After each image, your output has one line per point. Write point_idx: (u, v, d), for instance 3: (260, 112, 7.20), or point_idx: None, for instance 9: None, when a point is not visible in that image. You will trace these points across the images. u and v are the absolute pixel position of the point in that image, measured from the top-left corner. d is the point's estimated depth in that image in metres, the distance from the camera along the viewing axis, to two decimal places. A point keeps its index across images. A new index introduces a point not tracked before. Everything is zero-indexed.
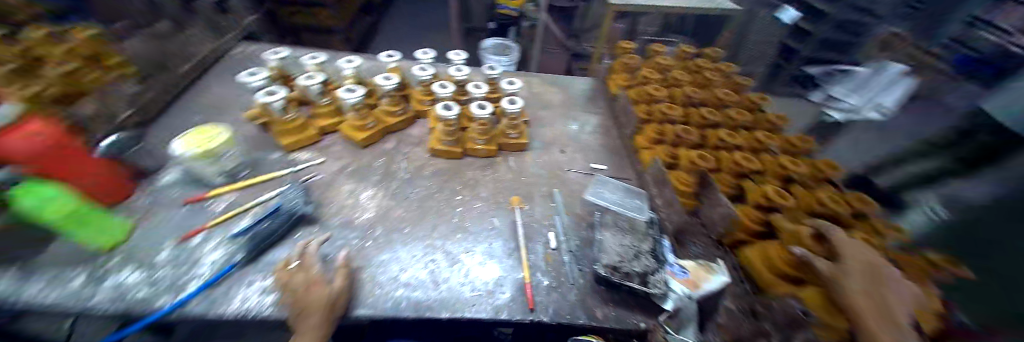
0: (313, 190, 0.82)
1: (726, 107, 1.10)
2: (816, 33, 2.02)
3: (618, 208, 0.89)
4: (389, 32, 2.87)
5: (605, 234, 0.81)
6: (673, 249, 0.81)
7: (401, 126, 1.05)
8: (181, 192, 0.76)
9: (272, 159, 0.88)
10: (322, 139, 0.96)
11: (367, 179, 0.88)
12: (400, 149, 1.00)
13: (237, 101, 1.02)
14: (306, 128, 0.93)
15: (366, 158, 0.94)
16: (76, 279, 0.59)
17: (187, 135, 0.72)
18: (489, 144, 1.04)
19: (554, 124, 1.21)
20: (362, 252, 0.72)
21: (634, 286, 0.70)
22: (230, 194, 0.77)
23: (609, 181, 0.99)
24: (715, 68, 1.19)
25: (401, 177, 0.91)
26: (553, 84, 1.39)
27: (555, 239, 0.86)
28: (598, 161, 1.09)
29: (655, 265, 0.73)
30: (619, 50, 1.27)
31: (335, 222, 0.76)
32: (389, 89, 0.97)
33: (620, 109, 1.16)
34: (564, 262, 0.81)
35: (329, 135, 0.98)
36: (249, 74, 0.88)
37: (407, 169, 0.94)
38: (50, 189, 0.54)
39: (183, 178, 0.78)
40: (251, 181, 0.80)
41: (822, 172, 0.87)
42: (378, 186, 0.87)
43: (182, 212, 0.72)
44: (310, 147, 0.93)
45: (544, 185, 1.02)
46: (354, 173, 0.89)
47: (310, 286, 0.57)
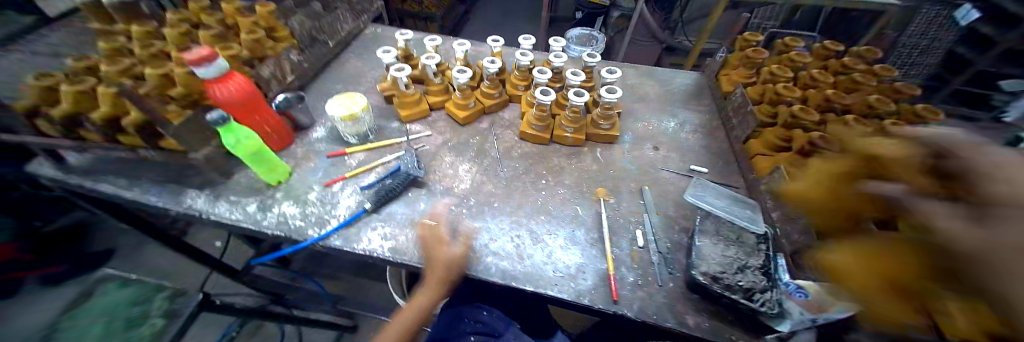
0: (421, 157, 0.90)
1: (877, 118, 0.90)
2: (1001, 42, 1.50)
3: (724, 215, 0.81)
4: (479, 20, 3.01)
5: (703, 241, 0.74)
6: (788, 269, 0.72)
7: (495, 108, 1.09)
8: (326, 146, 0.90)
9: (391, 127, 0.99)
10: (431, 115, 1.05)
11: (463, 155, 0.94)
12: (493, 130, 1.03)
13: (364, 76, 1.18)
14: (417, 104, 1.01)
15: (463, 135, 1.00)
16: (252, 204, 0.75)
17: (340, 98, 0.85)
18: (578, 133, 1.01)
19: (648, 118, 1.14)
20: (460, 218, 0.77)
21: (737, 300, 0.64)
22: (360, 154, 0.89)
23: (712, 185, 0.92)
24: (867, 71, 0.99)
25: (492, 156, 0.95)
26: (651, 78, 1.29)
27: (643, 237, 0.82)
28: (698, 164, 1.00)
29: (765, 282, 0.66)
30: (741, 43, 1.12)
31: (438, 188, 0.83)
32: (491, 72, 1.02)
33: (732, 108, 1.03)
34: (652, 262, 0.77)
35: (436, 111, 1.07)
36: (385, 52, 1.00)
37: (498, 149, 0.98)
38: (242, 129, 0.68)
39: (328, 137, 0.93)
40: (376, 144, 0.91)
41: None
42: (473, 162, 0.92)
43: (327, 162, 0.86)
44: (419, 121, 1.02)
45: (634, 180, 0.96)
46: (453, 147, 0.95)
47: (435, 245, 0.66)
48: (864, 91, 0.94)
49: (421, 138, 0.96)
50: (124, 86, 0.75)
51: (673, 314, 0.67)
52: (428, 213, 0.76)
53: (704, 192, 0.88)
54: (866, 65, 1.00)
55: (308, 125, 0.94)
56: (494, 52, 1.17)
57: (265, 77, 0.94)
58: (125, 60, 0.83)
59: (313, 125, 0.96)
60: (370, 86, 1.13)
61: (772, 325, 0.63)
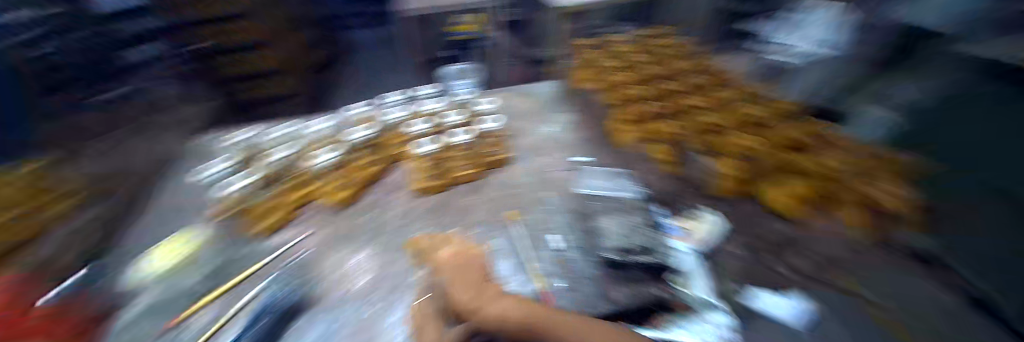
0: (299, 267, 0.81)
1: (688, 76, 1.18)
2: None
3: (609, 193, 0.99)
4: (359, 83, 3.11)
5: (606, 222, 0.89)
6: (666, 215, 0.89)
7: (379, 174, 1.10)
8: (148, 325, 0.67)
9: (248, 247, 0.86)
10: (300, 212, 0.97)
11: (355, 242, 0.89)
12: (385, 200, 1.03)
13: (192, 201, 1.03)
14: (272, 212, 0.94)
15: (344, 223, 0.95)
16: None
17: (156, 257, 0.81)
18: (476, 167, 1.11)
19: (532, 131, 1.31)
20: (362, 325, 0.68)
21: (646, 258, 0.77)
22: (207, 309, 0.70)
23: (599, 170, 1.09)
24: (669, 45, 1.33)
25: (389, 230, 0.93)
26: (524, 96, 1.52)
27: (560, 241, 0.90)
28: (580, 154, 1.18)
29: (654, 236, 0.82)
30: (579, 48, 1.45)
31: (333, 298, 0.74)
32: (360, 141, 1.18)
33: (592, 103, 1.32)
34: (575, 260, 0.85)
35: (306, 206, 1.00)
36: (214, 165, 1.10)
37: (397, 217, 0.97)
38: None
39: (149, 311, 0.70)
40: (247, 272, 0.78)
41: (782, 110, 0.96)
42: (371, 245, 0.88)
43: None
44: (285, 226, 0.93)
45: (537, 190, 1.07)
46: (339, 239, 0.90)
47: (426, 330, 0.61)
48: (671, 60, 1.25)
49: (295, 235, 0.91)
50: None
51: (602, 308, 0.71)
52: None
53: (591, 180, 1.05)
54: (666, 41, 1.35)
55: (120, 290, 0.74)
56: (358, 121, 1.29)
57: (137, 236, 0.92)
58: None
59: (118, 307, 0.71)
60: (214, 195, 1.02)
61: (667, 268, 0.76)
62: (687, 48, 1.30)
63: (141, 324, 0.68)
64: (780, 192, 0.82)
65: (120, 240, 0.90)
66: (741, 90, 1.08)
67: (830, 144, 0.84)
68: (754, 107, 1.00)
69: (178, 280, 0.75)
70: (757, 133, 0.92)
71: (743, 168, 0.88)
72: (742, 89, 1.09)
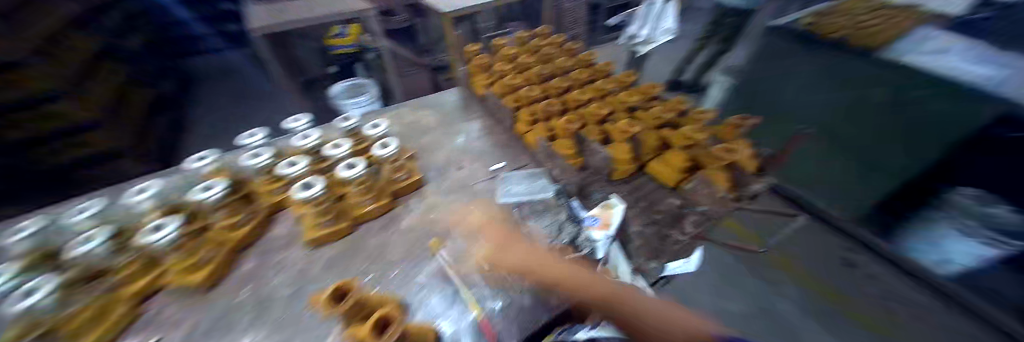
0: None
1: (569, 71, 1.35)
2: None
3: (528, 198, 0.98)
4: (238, 117, 3.07)
5: (531, 225, 0.90)
6: (583, 207, 0.99)
7: (260, 231, 0.98)
8: None
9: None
10: (146, 311, 0.80)
11: (234, 328, 0.73)
12: (268, 265, 0.88)
13: None
14: (107, 315, 0.74)
15: (216, 305, 0.79)
16: None
17: None
18: (379, 199, 0.95)
19: (441, 145, 1.25)
20: None
21: (576, 253, 0.81)
22: None
23: (516, 174, 1.09)
24: (550, 43, 1.49)
25: (284, 295, 0.79)
26: (425, 108, 1.46)
27: (488, 258, 0.84)
28: (495, 162, 1.17)
29: (576, 228, 0.88)
30: (470, 53, 1.52)
31: None
32: (210, 200, 0.93)
33: (495, 107, 1.34)
34: (506, 274, 0.80)
35: (156, 297, 0.82)
36: None
37: (288, 282, 0.82)
38: None
39: None
40: None
41: (647, 91, 1.14)
42: (258, 326, 0.72)
43: None
44: (129, 332, 0.75)
45: (455, 209, 1.00)
46: (208, 330, 0.74)
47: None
48: (553, 57, 1.41)
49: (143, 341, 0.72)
50: None
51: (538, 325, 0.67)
52: None
53: (510, 187, 1.02)
54: (547, 40, 1.51)
55: None
56: (207, 173, 1.07)
57: None
58: None
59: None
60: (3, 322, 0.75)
61: (596, 257, 0.83)
62: (566, 44, 1.47)
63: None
64: (657, 163, 0.95)
65: None
66: (613, 78, 1.26)
67: (687, 122, 1.01)
68: (626, 92, 1.17)
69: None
70: (636, 116, 1.06)
71: (629, 147, 0.97)
72: (615, 77, 1.27)
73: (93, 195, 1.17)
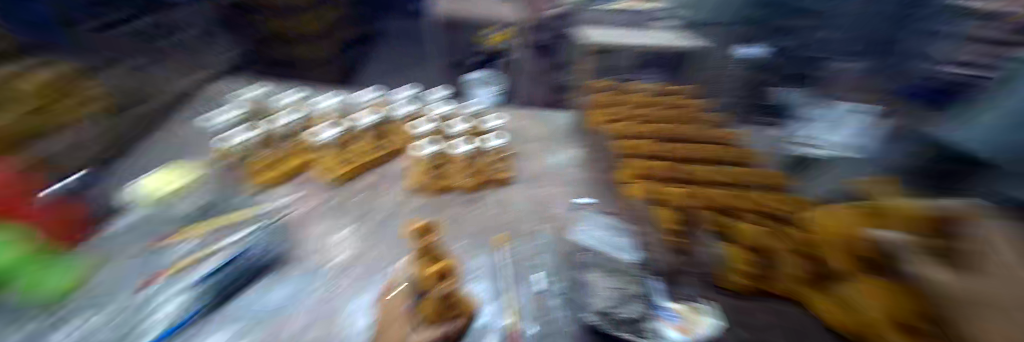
0: (282, 230, 0.82)
1: None
2: None
3: (604, 248, 0.89)
4: None
5: (595, 277, 0.81)
6: (665, 293, 0.77)
7: (381, 163, 1.07)
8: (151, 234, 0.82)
9: (238, 197, 0.93)
10: (294, 178, 1.01)
11: (338, 224, 0.87)
12: (381, 185, 1.01)
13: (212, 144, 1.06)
14: (277, 166, 1.01)
15: (346, 194, 0.96)
16: None
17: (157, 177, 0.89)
18: (476, 177, 1.06)
19: (537, 158, 1.24)
20: (332, 299, 0.70)
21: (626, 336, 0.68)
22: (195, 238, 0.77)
23: (598, 218, 0.99)
24: None
25: (378, 217, 0.91)
26: (534, 119, 1.44)
27: (543, 281, 0.85)
28: (582, 196, 1.08)
29: (643, 312, 0.72)
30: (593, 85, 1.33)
31: (311, 263, 0.77)
32: (362, 126, 1.10)
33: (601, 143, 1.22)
34: (550, 308, 0.78)
35: (301, 175, 1.02)
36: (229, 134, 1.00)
37: (389, 205, 0.95)
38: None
39: (157, 218, 0.84)
40: (220, 220, 0.82)
41: None
42: (358, 223, 0.88)
43: (137, 262, 0.76)
44: (283, 183, 0.99)
45: (532, 219, 1.02)
46: (332, 211, 0.91)
47: (392, 326, 0.61)
48: None
49: (289, 206, 0.91)
50: None
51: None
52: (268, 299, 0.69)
53: (591, 228, 0.95)
54: None
55: None
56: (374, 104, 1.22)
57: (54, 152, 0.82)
58: None
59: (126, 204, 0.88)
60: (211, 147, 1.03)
61: None
62: None
63: (146, 225, 0.83)
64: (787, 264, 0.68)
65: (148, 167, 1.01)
66: None
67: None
68: None
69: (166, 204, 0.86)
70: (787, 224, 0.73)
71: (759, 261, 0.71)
72: None
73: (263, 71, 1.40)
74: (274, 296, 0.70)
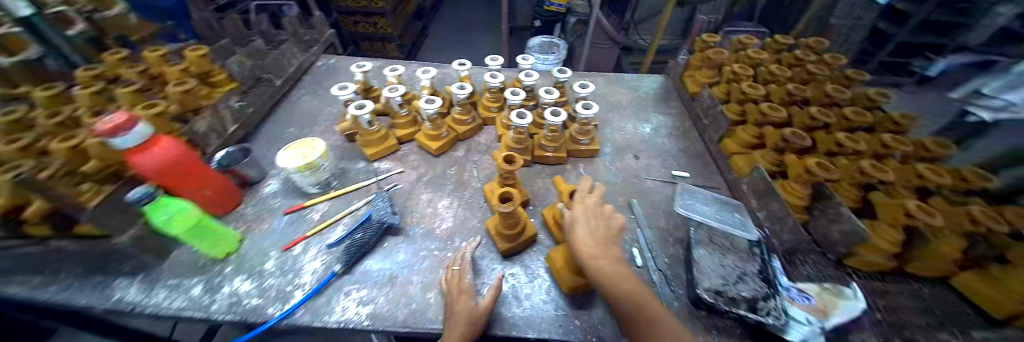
0: (392, 198, 0.85)
1: (836, 107, 0.94)
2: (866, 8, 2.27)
3: (719, 224, 0.79)
4: None
5: (701, 252, 0.75)
6: (785, 271, 0.73)
7: (470, 134, 1.04)
8: (282, 201, 0.83)
9: (351, 172, 0.92)
10: (401, 149, 1.00)
11: (437, 191, 0.88)
12: (470, 157, 0.98)
13: (323, 113, 1.10)
14: (384, 140, 0.95)
15: (439, 168, 0.94)
16: (126, 290, 0.66)
17: (294, 147, 0.79)
18: (559, 151, 0.97)
19: (625, 126, 1.14)
20: (443, 263, 0.72)
21: (744, 311, 0.63)
22: (323, 204, 0.83)
23: (695, 189, 0.91)
24: (819, 61, 1.05)
25: (473, 187, 0.90)
26: (620, 83, 1.32)
27: (640, 256, 0.79)
28: (679, 168, 0.99)
29: (766, 289, 0.66)
30: (700, 43, 1.16)
31: (417, 232, 0.78)
32: (460, 98, 0.96)
33: (701, 109, 1.08)
34: (654, 282, 0.74)
35: (407, 144, 1.02)
36: (340, 88, 0.90)
37: (479, 177, 0.92)
38: (178, 202, 0.59)
39: (282, 190, 0.86)
40: (341, 191, 0.86)
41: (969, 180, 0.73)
42: (453, 196, 0.87)
43: (284, 221, 0.79)
44: (388, 157, 0.96)
45: (622, 194, 0.94)
46: (429, 182, 0.90)
47: (460, 296, 0.60)
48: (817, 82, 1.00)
49: (388, 178, 0.90)
50: (24, 169, 0.61)
51: None
52: (392, 260, 0.73)
53: (693, 202, 0.85)
54: (816, 56, 1.06)
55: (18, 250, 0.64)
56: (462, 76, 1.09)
57: (202, 133, 0.83)
58: (22, 135, 0.69)
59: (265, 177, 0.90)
60: (328, 120, 1.07)
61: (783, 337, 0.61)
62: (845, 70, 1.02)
63: (274, 197, 0.84)
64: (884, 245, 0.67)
65: (262, 127, 1.02)
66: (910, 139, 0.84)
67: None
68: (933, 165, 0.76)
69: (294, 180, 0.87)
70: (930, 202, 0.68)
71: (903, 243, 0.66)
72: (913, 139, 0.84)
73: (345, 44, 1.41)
74: (397, 258, 0.73)
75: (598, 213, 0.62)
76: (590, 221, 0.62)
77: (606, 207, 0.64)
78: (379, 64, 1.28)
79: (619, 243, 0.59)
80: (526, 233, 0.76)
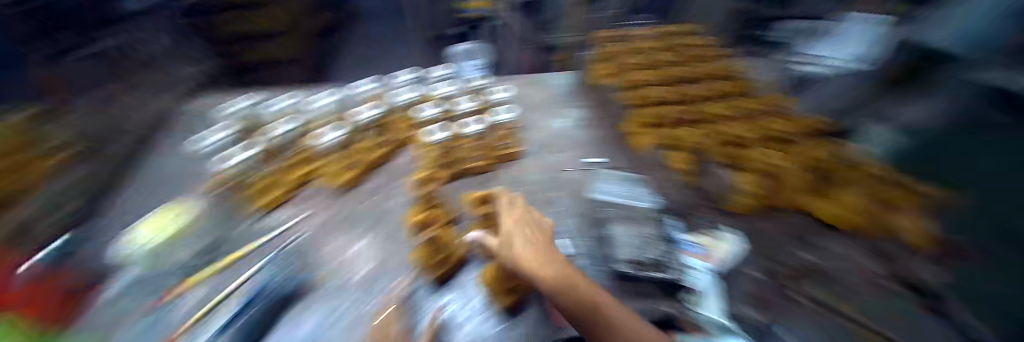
0: (297, 251, 0.74)
1: (709, 82, 1.11)
2: None
3: (626, 201, 0.90)
4: None
5: (616, 229, 0.83)
6: (679, 227, 0.81)
7: (386, 159, 1.03)
8: (132, 300, 0.62)
9: (242, 226, 0.80)
10: (302, 191, 0.91)
11: (351, 227, 0.83)
12: (390, 182, 0.97)
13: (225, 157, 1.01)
14: (276, 186, 0.89)
15: (349, 206, 0.89)
16: None
17: (155, 217, 0.77)
18: (483, 158, 1.02)
19: (542, 125, 1.22)
20: (365, 319, 0.61)
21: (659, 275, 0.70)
22: (192, 288, 0.64)
23: (605, 173, 1.01)
24: (694, 47, 1.25)
25: (392, 217, 0.86)
26: (535, 85, 1.41)
27: (569, 245, 0.83)
28: (593, 156, 1.09)
29: (667, 251, 0.75)
30: (600, 40, 1.34)
31: (332, 285, 0.68)
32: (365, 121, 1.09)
33: (607, 99, 1.20)
34: (584, 267, 0.78)
35: (307, 186, 0.93)
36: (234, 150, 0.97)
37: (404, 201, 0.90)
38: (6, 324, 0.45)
39: (138, 282, 0.64)
40: (225, 258, 0.70)
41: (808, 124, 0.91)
42: (371, 233, 0.81)
43: (139, 322, 0.59)
44: (286, 204, 0.88)
45: (545, 189, 1.00)
46: (338, 225, 0.83)
47: None
48: (695, 63, 1.18)
49: (297, 221, 0.83)
50: None
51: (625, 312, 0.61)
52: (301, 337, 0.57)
53: (607, 186, 0.95)
54: (693, 42, 1.26)
55: None
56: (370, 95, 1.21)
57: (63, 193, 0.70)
58: None
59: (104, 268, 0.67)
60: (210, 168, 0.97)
61: (682, 284, 0.67)
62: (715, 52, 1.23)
63: (129, 297, 0.63)
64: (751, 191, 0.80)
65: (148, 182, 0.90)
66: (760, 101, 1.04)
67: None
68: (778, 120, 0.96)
69: (162, 251, 0.69)
70: (781, 147, 0.88)
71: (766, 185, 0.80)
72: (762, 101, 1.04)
73: (257, 85, 1.38)
74: (306, 329, 0.59)
75: (526, 221, 0.64)
76: (523, 229, 0.62)
77: (533, 213, 0.67)
78: (266, 97, 1.24)
79: (546, 237, 0.59)
80: (452, 257, 0.71)
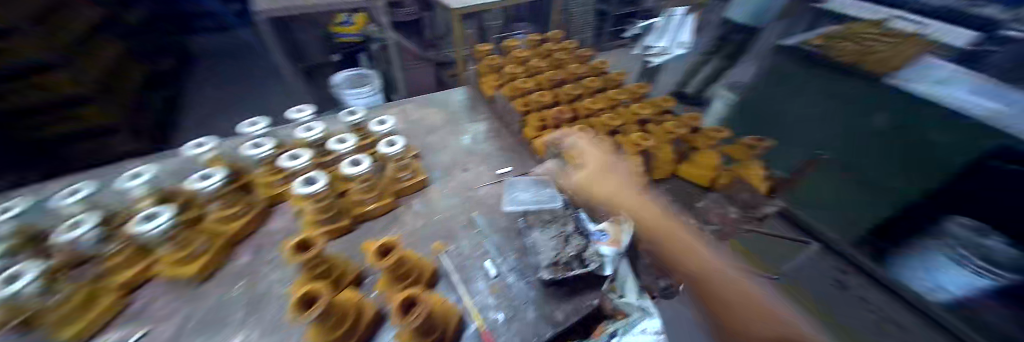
0: None
1: (581, 79, 1.20)
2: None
3: (537, 208, 0.90)
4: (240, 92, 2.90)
5: (534, 236, 0.81)
6: (590, 219, 0.87)
7: (250, 228, 0.92)
8: None
9: None
10: (135, 301, 0.77)
11: (226, 325, 0.71)
12: (267, 253, 0.87)
13: None
14: (101, 299, 0.72)
15: (209, 299, 0.76)
16: None
17: None
18: (380, 199, 0.95)
19: (446, 145, 1.19)
20: None
21: (577, 270, 0.72)
22: None
23: (517, 180, 1.02)
24: (562, 48, 1.32)
25: (276, 295, 0.77)
26: (430, 106, 1.37)
27: (493, 266, 0.82)
28: (502, 165, 1.10)
29: (584, 243, 0.76)
30: (480, 54, 1.33)
31: None
32: (207, 190, 0.87)
33: (502, 109, 1.22)
34: (509, 284, 0.78)
35: (146, 287, 0.80)
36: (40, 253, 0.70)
37: (282, 280, 0.80)
38: None
39: None
40: None
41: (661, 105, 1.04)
42: (244, 327, 0.70)
43: None
44: (114, 324, 0.72)
45: (460, 213, 0.97)
46: (198, 328, 0.70)
47: None
48: (565, 63, 1.26)
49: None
50: None
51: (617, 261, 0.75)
52: None
53: (517, 194, 0.96)
54: (559, 45, 1.34)
55: None
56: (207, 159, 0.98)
57: None
58: None
59: None
60: None
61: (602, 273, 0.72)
62: (579, 51, 1.31)
63: None
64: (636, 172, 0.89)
65: None
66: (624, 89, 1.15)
67: (743, 169, 0.88)
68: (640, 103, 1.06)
69: None
70: (649, 129, 0.98)
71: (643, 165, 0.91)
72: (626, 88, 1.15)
73: (77, 177, 1.10)
74: None
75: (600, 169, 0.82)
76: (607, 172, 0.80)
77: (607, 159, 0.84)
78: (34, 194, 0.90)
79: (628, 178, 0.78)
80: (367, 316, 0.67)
